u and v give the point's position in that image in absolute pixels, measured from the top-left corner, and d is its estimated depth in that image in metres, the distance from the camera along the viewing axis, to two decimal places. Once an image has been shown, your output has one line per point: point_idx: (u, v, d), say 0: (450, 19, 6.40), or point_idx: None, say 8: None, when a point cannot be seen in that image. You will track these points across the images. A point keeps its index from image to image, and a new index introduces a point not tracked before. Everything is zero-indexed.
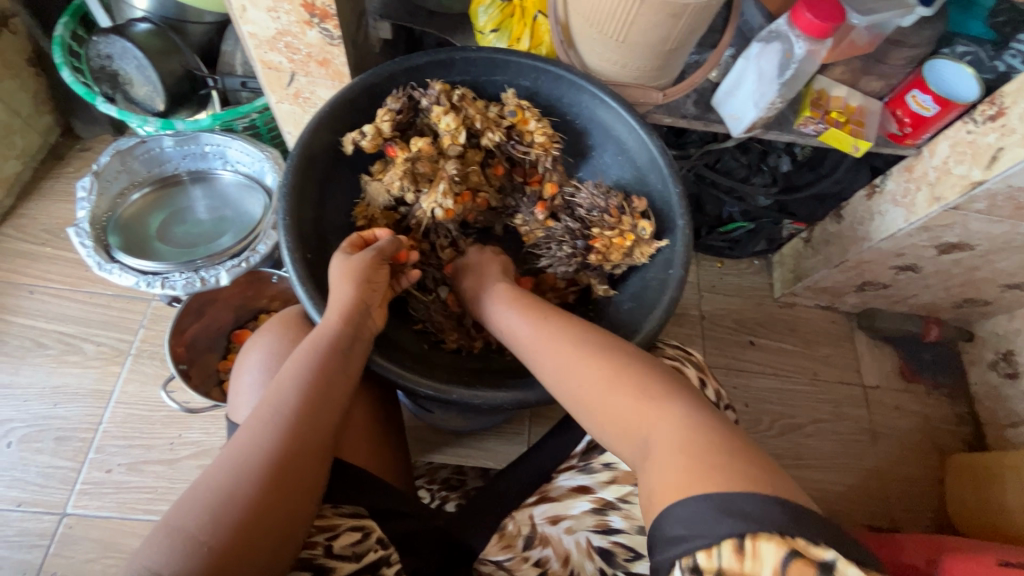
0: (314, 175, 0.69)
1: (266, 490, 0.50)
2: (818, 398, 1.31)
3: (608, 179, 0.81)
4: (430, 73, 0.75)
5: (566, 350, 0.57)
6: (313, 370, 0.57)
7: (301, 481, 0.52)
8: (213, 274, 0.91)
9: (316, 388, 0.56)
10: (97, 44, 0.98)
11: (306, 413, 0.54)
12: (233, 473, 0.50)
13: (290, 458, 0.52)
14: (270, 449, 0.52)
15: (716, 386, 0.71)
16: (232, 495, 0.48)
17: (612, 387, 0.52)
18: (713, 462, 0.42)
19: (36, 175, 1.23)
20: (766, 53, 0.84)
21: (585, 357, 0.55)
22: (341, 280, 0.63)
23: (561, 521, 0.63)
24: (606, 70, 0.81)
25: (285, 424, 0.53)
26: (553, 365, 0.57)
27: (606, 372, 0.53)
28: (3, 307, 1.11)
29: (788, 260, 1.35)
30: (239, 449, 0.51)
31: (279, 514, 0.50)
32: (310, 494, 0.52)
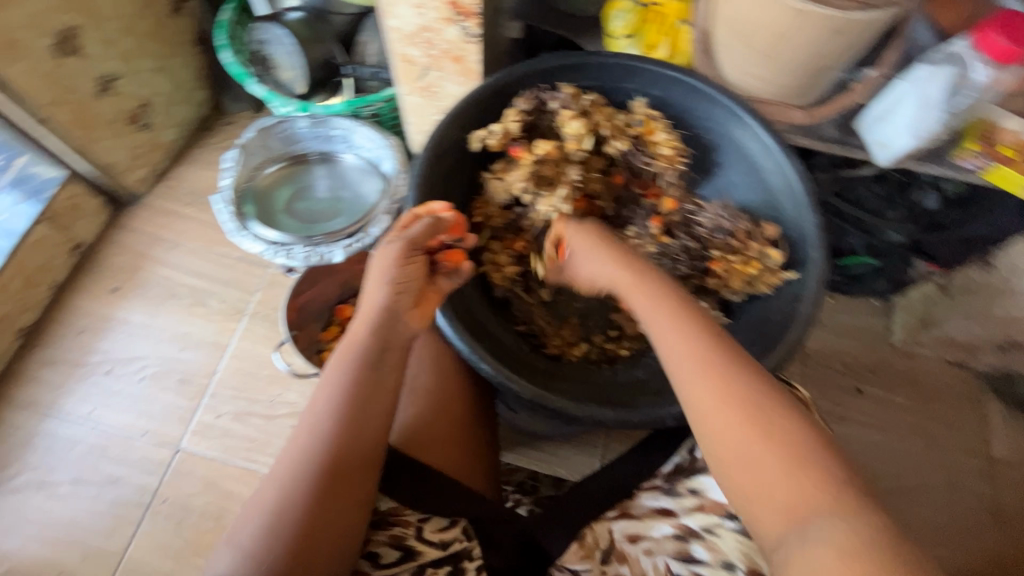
0: (441, 170, 0.71)
1: (319, 495, 0.54)
2: (932, 463, 1.18)
3: (734, 199, 0.77)
4: (561, 77, 0.75)
5: (719, 369, 0.52)
6: (345, 373, 0.59)
7: (348, 489, 0.55)
8: (330, 252, 0.98)
9: (349, 388, 0.58)
10: (256, 30, 1.08)
11: (340, 426, 0.56)
12: (281, 485, 0.54)
13: (331, 468, 0.55)
14: (313, 462, 0.55)
15: None
16: (282, 508, 0.53)
17: (760, 430, 0.49)
18: (872, 551, 0.41)
19: (187, 143, 1.37)
20: (937, 76, 0.74)
21: (733, 383, 0.51)
22: (374, 276, 0.63)
23: (640, 541, 0.60)
24: (744, 83, 0.77)
25: (328, 429, 0.56)
26: (699, 377, 0.52)
27: (724, 389, 0.51)
28: (150, 257, 1.25)
29: (914, 305, 1.23)
30: (286, 460, 0.55)
31: (333, 516, 0.54)
32: (359, 501, 0.56)
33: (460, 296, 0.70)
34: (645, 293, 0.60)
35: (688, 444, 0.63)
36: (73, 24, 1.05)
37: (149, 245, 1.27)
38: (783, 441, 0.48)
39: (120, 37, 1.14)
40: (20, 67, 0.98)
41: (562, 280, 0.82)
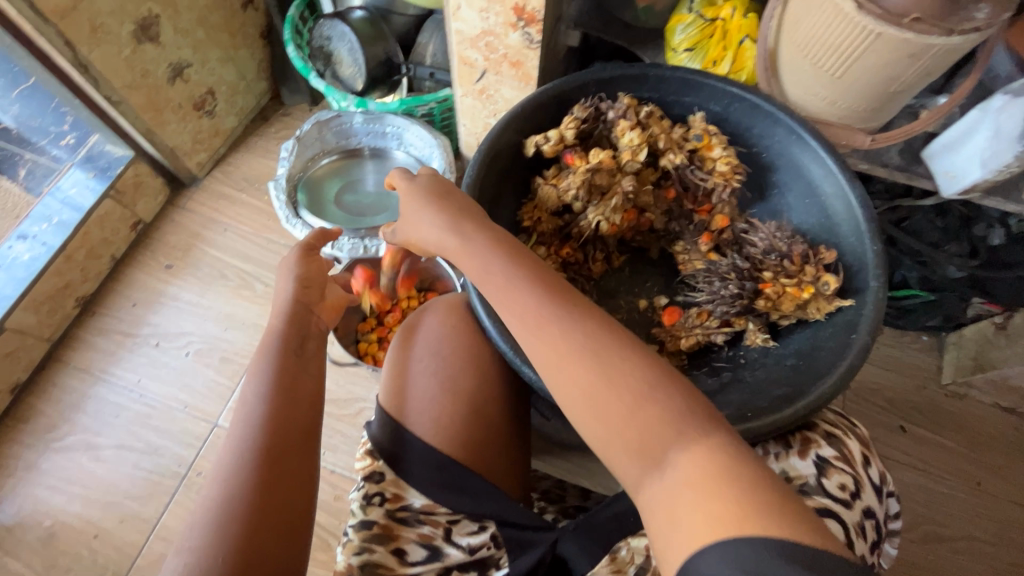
0: (494, 172, 0.71)
1: (261, 471, 0.55)
2: (978, 512, 1.12)
3: (789, 222, 0.75)
4: (620, 88, 0.75)
5: (550, 324, 0.51)
6: (275, 360, 0.63)
7: (291, 459, 0.57)
8: (375, 245, 1.03)
9: (278, 371, 0.62)
10: (321, 26, 1.11)
11: (270, 400, 0.60)
12: (226, 470, 0.54)
13: (271, 438, 0.57)
14: (250, 439, 0.57)
15: (882, 468, 0.58)
16: (233, 489, 0.53)
17: (605, 379, 0.47)
18: (742, 481, 0.40)
19: (245, 131, 1.43)
20: (1013, 107, 0.71)
21: (564, 339, 0.50)
22: (281, 277, 0.72)
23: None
24: (808, 104, 0.75)
25: (261, 410, 0.59)
26: (534, 341, 0.51)
27: (541, 335, 0.51)
28: (203, 237, 1.31)
29: (968, 346, 1.17)
30: (226, 448, 0.56)
31: (282, 491, 0.55)
32: (303, 470, 0.58)
33: None
34: (468, 238, 0.59)
35: None
36: (152, 14, 1.11)
37: (202, 226, 1.32)
38: (629, 386, 0.47)
39: (193, 27, 1.19)
40: (101, 51, 1.04)
41: (607, 291, 0.82)
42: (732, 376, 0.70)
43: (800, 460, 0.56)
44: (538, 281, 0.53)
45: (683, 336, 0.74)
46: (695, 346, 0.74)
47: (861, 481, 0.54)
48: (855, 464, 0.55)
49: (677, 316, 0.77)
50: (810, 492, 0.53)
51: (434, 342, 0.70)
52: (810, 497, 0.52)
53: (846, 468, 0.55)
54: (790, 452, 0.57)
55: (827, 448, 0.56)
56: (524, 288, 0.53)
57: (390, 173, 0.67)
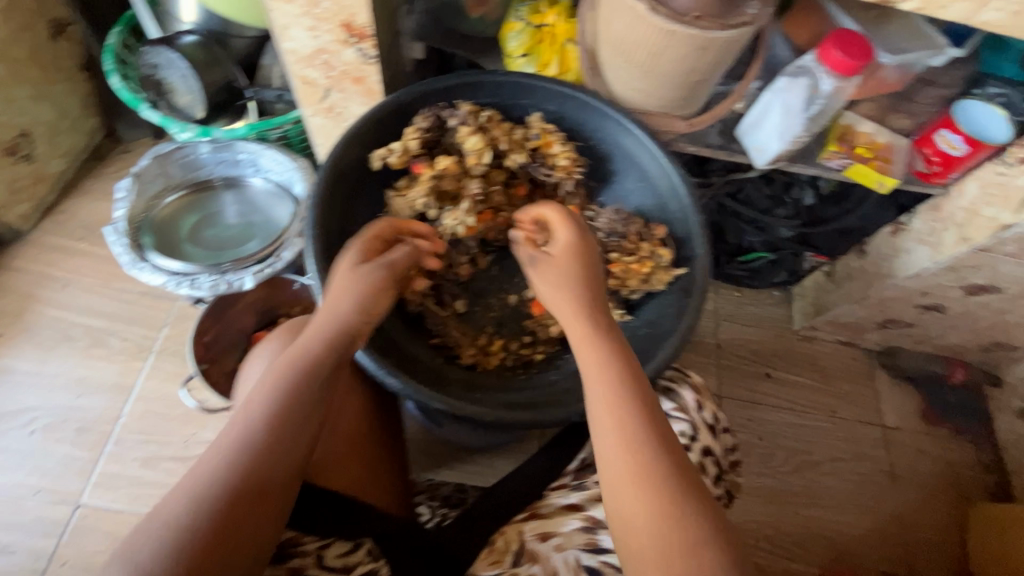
0: (342, 189, 0.71)
1: (226, 498, 0.49)
2: (836, 436, 1.29)
3: (629, 205, 0.82)
4: (459, 96, 0.77)
5: (631, 429, 0.53)
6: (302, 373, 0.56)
7: (270, 502, 0.51)
8: (239, 279, 0.94)
9: (293, 384, 0.55)
10: (145, 54, 1.03)
11: (280, 423, 0.53)
12: (195, 494, 0.49)
13: (263, 474, 0.51)
14: (241, 465, 0.50)
15: (717, 412, 0.68)
16: (198, 518, 0.47)
17: (659, 494, 0.50)
18: None
19: (78, 174, 1.28)
20: (793, 87, 0.84)
21: (642, 448, 0.52)
22: (342, 291, 0.62)
23: (550, 538, 0.59)
24: (629, 98, 0.83)
25: (263, 434, 0.52)
26: (610, 437, 0.53)
27: (616, 431, 0.53)
28: (37, 298, 1.15)
29: (809, 294, 1.34)
30: (210, 466, 0.50)
31: (250, 524, 0.49)
32: (276, 516, 0.52)
33: None
34: (585, 327, 0.60)
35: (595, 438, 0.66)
36: None
37: (37, 285, 1.16)
38: (677, 514, 0.49)
39: None
40: None
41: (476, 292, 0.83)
42: None
43: None
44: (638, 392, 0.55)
45: (552, 323, 0.79)
46: (564, 331, 0.79)
47: (697, 426, 0.64)
48: (691, 412, 0.64)
49: (544, 305, 0.80)
50: None
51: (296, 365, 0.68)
52: None
53: (683, 417, 0.64)
54: None
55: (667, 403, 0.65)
56: (619, 388, 0.55)
57: (560, 227, 0.68)
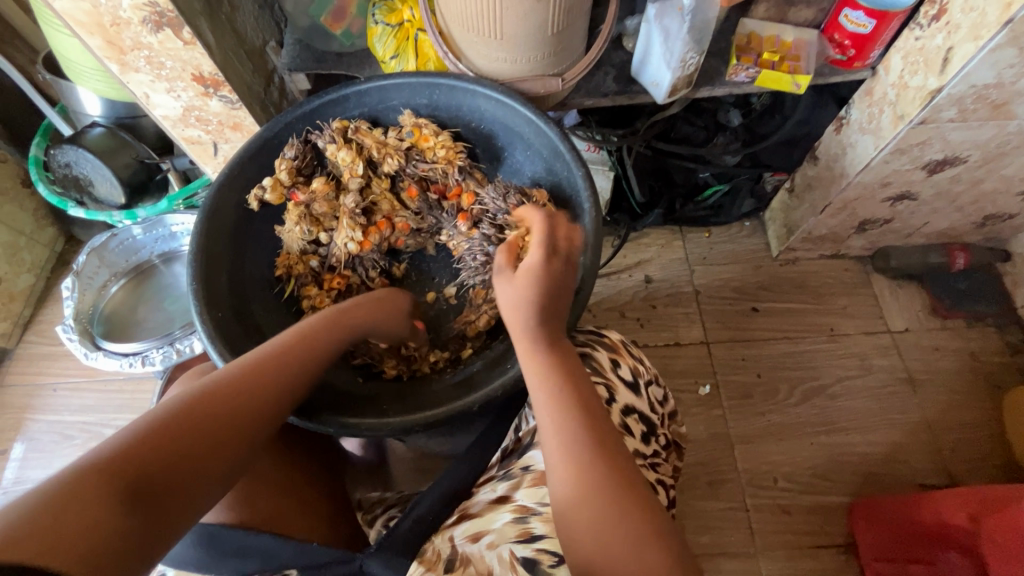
0: (224, 236, 0.70)
1: (166, 461, 0.47)
2: (842, 354, 1.21)
3: (525, 176, 0.79)
4: (327, 114, 0.77)
5: (584, 436, 0.51)
6: (274, 359, 0.56)
7: (213, 473, 0.50)
8: (188, 343, 0.97)
9: (263, 369, 0.55)
10: (56, 155, 1.06)
11: (255, 395, 0.53)
12: (152, 437, 0.47)
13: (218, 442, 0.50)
14: (201, 424, 0.50)
15: (635, 364, 0.65)
16: (145, 467, 0.45)
17: (609, 500, 0.48)
18: None
19: (48, 283, 1.35)
20: (663, 11, 0.80)
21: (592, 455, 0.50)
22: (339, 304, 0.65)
23: (481, 537, 0.55)
24: (499, 70, 0.80)
25: (234, 401, 0.52)
26: (561, 444, 0.51)
27: (565, 442, 0.51)
28: (33, 407, 1.21)
29: (778, 215, 1.28)
30: (174, 414, 0.49)
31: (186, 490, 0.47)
32: (212, 492, 0.50)
33: None
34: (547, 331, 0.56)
35: (513, 427, 0.66)
36: None
37: (29, 395, 1.22)
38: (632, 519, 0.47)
39: None
40: None
41: None
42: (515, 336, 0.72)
43: None
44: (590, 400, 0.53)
45: (476, 318, 0.77)
46: (490, 322, 0.77)
47: (612, 385, 0.60)
48: (606, 373, 0.61)
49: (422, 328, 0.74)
50: None
51: None
52: None
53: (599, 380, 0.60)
54: None
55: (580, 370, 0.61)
56: (575, 395, 0.53)
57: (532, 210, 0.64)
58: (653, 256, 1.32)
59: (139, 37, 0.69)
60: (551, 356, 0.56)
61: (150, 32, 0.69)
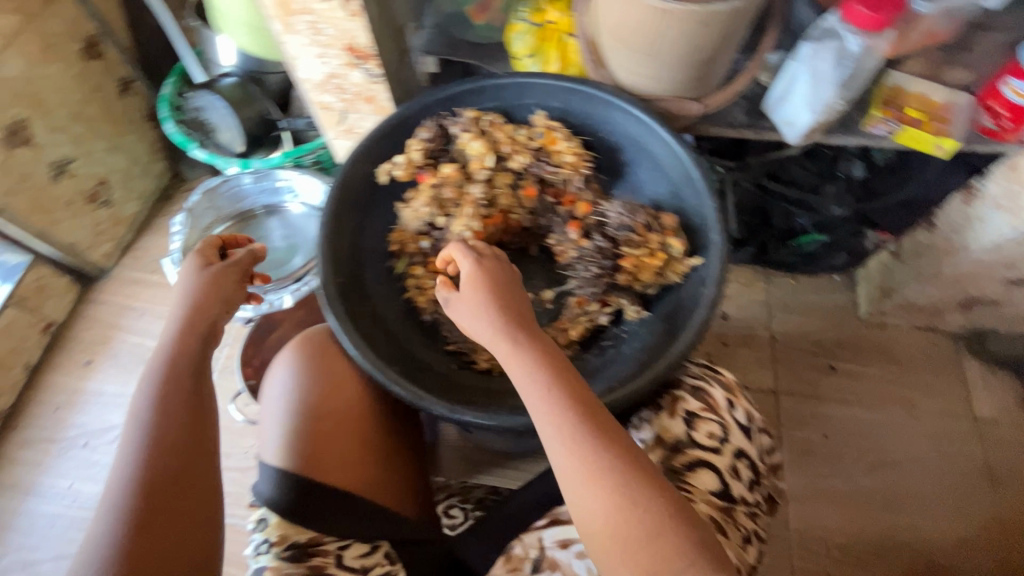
0: (351, 205, 0.74)
1: (153, 486, 0.55)
2: (918, 432, 1.15)
3: (645, 196, 0.78)
4: (463, 102, 0.79)
5: (578, 433, 0.52)
6: (159, 378, 0.61)
7: (190, 486, 0.57)
8: (278, 298, 1.01)
9: (160, 398, 0.60)
10: (191, 98, 1.14)
11: (167, 418, 0.59)
12: (116, 502, 0.54)
13: (167, 465, 0.57)
14: (141, 467, 0.56)
15: (749, 409, 0.68)
16: (126, 521, 0.53)
17: (619, 493, 0.49)
18: None
19: (150, 214, 1.42)
20: (822, 51, 0.77)
21: (591, 452, 0.51)
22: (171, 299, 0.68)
23: (570, 545, 0.62)
24: (639, 85, 0.80)
25: (149, 430, 0.58)
26: (558, 447, 0.52)
27: (564, 441, 0.52)
28: (120, 327, 1.29)
29: (874, 276, 1.22)
30: (121, 474, 0.56)
31: (174, 512, 0.55)
32: (203, 500, 0.58)
33: (384, 324, 0.72)
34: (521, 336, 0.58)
35: None
36: (23, 118, 1.10)
37: (119, 314, 1.30)
38: (641, 504, 0.48)
39: (69, 123, 1.19)
40: None
41: None
42: (614, 352, 0.72)
43: (671, 418, 0.64)
44: (575, 396, 0.54)
45: (570, 328, 0.76)
46: (583, 334, 0.76)
47: (726, 426, 0.63)
48: (720, 411, 0.64)
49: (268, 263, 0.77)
50: (683, 446, 0.62)
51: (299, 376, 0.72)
52: (684, 450, 0.62)
53: (711, 417, 0.64)
54: (660, 412, 0.65)
55: (693, 402, 0.65)
56: (561, 393, 0.54)
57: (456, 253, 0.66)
58: (734, 294, 1.29)
59: (308, 3, 0.73)
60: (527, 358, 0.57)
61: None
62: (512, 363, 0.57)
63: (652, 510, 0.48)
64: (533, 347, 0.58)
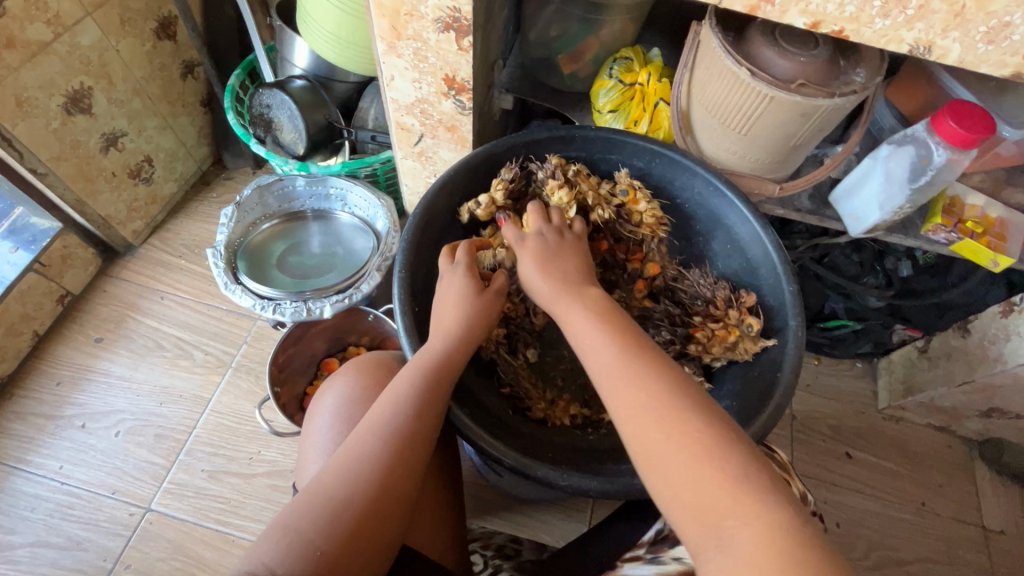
0: (430, 235, 0.74)
1: (374, 492, 0.55)
2: (926, 533, 1.15)
3: (715, 267, 0.80)
4: (548, 147, 0.78)
5: (628, 367, 0.51)
6: (419, 386, 0.61)
7: (395, 510, 0.56)
8: (319, 306, 0.99)
9: (418, 406, 0.60)
10: (261, 95, 1.13)
11: (410, 432, 0.59)
12: (343, 489, 0.55)
13: (391, 477, 0.56)
14: (375, 469, 0.56)
15: (803, 491, 0.66)
16: (343, 510, 0.54)
17: (672, 426, 0.47)
18: (792, 553, 0.39)
19: (185, 196, 1.40)
20: (898, 155, 0.80)
21: (644, 384, 0.50)
22: (447, 305, 0.66)
23: None
24: (722, 158, 0.82)
25: (395, 431, 0.58)
26: (609, 386, 0.51)
27: (613, 374, 0.52)
28: (137, 308, 1.25)
29: (897, 369, 1.24)
30: (350, 462, 0.57)
31: (378, 526, 0.54)
32: (395, 523, 0.56)
33: None
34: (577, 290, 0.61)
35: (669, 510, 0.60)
36: (86, 86, 1.08)
37: (138, 295, 1.26)
38: (692, 433, 0.46)
39: (129, 97, 1.17)
40: (27, 124, 1.00)
41: (548, 341, 0.84)
42: None
43: None
44: (622, 332, 0.55)
45: None
46: None
47: None
48: None
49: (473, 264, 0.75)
50: None
51: (347, 406, 0.72)
52: None
53: None
54: None
55: None
56: (608, 334, 0.55)
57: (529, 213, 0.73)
58: None
59: (421, 31, 0.74)
60: (579, 305, 0.59)
61: (434, 30, 0.73)
62: (569, 311, 0.59)
63: (703, 436, 0.46)
64: (586, 297, 0.60)
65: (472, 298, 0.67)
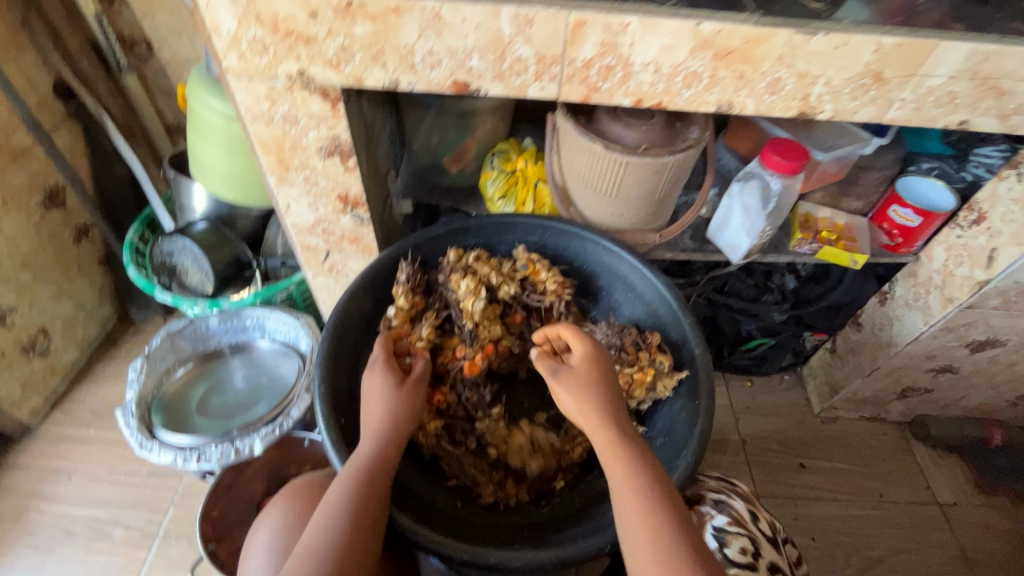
0: (344, 346, 0.75)
1: None
2: (892, 524, 1.19)
3: (624, 315, 0.85)
4: (447, 241, 0.84)
5: (666, 536, 0.52)
6: (353, 488, 0.59)
7: None
8: (247, 443, 0.94)
9: (353, 512, 0.57)
10: (162, 243, 1.12)
11: (347, 541, 0.56)
12: None
13: None
14: None
15: (769, 516, 0.70)
16: None
17: None
18: None
19: (90, 361, 1.32)
20: (747, 189, 0.92)
21: (676, 554, 0.51)
22: (371, 405, 0.67)
23: None
24: (604, 220, 0.91)
25: (335, 543, 0.55)
26: (643, 551, 0.52)
27: (653, 539, 0.52)
28: (39, 495, 1.12)
29: (819, 373, 1.32)
30: None
31: None
32: None
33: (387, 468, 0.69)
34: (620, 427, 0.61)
35: None
36: None
37: (40, 481, 1.14)
38: None
39: (18, 271, 1.13)
40: None
41: None
42: None
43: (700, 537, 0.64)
44: (664, 495, 0.55)
45: (569, 449, 0.79)
46: (583, 454, 0.79)
47: (756, 539, 0.64)
48: (746, 523, 0.65)
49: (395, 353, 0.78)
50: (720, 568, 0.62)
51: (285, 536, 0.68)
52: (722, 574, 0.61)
53: (740, 531, 0.64)
54: None
55: (720, 517, 0.65)
56: (650, 490, 0.55)
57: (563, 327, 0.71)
58: None
59: (308, 160, 0.79)
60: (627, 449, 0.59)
61: (319, 156, 0.79)
62: (608, 454, 0.59)
63: None
64: (631, 441, 0.60)
65: (392, 395, 0.68)
